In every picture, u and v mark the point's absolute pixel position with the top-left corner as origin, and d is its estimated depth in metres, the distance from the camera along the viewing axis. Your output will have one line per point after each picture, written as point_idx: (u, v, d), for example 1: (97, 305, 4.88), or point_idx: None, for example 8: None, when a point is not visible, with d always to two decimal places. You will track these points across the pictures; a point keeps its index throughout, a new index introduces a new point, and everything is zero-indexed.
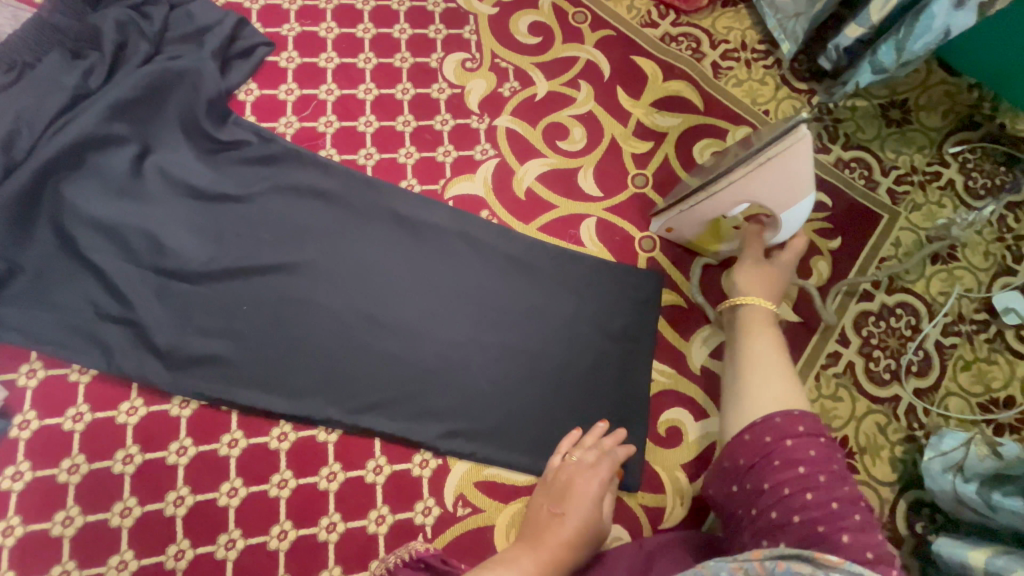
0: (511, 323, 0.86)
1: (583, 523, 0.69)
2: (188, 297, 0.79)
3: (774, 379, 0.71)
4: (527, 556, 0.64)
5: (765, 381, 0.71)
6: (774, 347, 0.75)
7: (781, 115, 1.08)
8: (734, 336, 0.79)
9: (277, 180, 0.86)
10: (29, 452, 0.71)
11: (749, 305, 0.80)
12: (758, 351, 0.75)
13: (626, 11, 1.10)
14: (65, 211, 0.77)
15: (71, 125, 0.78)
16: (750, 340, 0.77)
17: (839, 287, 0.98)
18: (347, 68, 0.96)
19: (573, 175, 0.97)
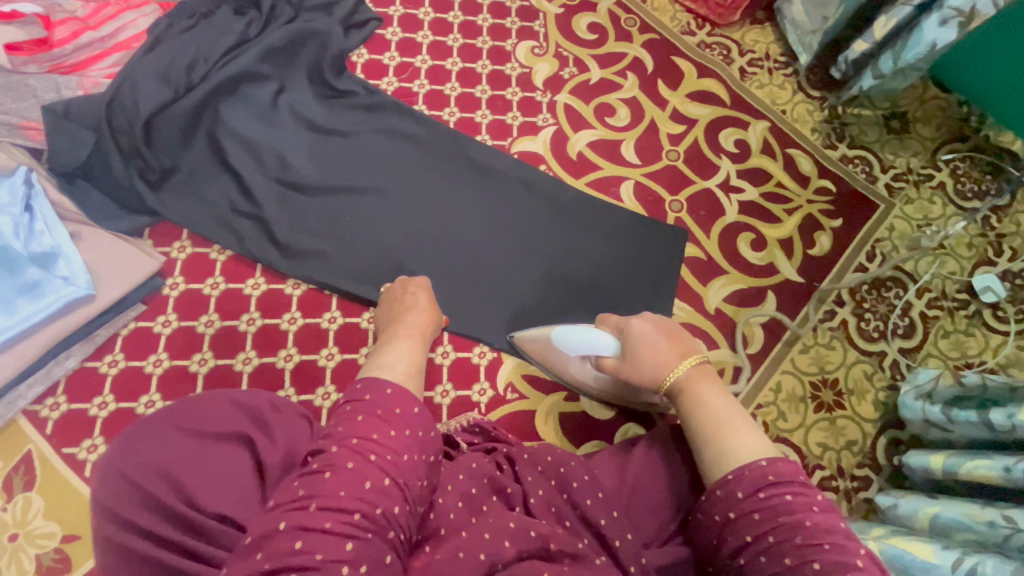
0: (559, 254, 1.04)
1: (422, 317, 0.82)
2: (303, 205, 0.98)
3: (722, 424, 0.70)
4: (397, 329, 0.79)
5: (716, 435, 0.69)
6: (718, 393, 0.74)
7: (796, 115, 1.27)
8: (684, 413, 0.75)
9: (378, 124, 1.06)
10: (176, 306, 0.89)
11: (674, 372, 0.77)
12: (702, 408, 0.73)
13: (669, 21, 1.31)
14: (218, 127, 0.97)
15: (232, 62, 0.98)
16: (695, 402, 0.74)
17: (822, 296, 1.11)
18: (438, 44, 1.18)
19: (617, 145, 1.16)
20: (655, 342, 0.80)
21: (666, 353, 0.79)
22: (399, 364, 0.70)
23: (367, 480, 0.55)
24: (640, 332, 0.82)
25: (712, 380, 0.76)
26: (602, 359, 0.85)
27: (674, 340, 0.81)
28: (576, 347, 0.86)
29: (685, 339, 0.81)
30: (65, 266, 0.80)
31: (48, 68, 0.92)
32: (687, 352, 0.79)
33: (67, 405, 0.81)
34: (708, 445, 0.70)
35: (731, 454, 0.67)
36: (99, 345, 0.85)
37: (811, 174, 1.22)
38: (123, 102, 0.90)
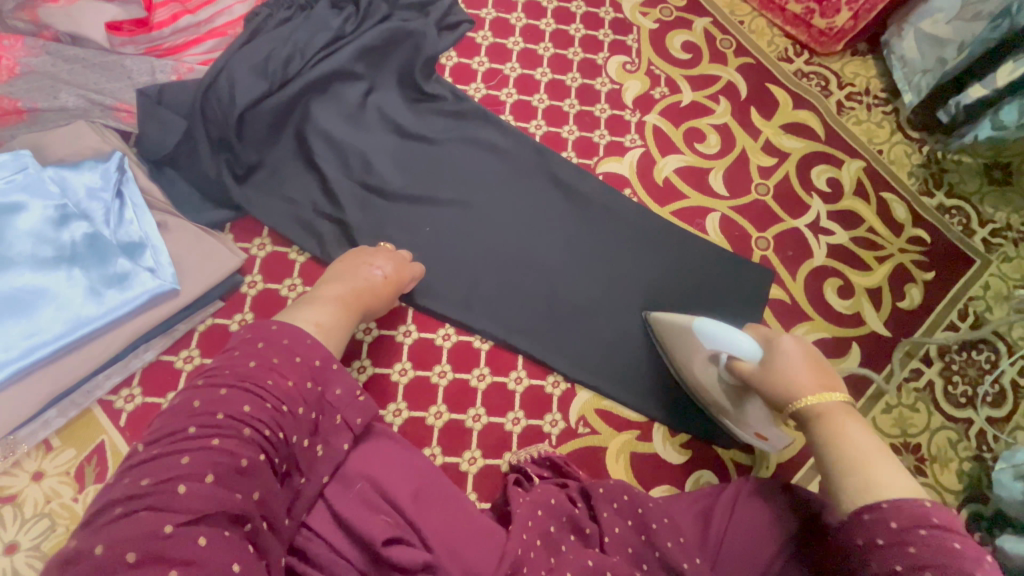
0: (639, 287, 0.99)
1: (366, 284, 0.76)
2: (385, 212, 0.95)
3: (869, 459, 0.60)
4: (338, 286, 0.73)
5: (857, 469, 0.59)
6: (861, 427, 0.63)
7: (894, 157, 1.20)
8: (816, 441, 0.65)
9: (464, 133, 1.02)
10: (254, 306, 0.88)
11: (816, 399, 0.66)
12: (840, 439, 0.62)
13: (766, 45, 1.25)
14: (307, 125, 0.95)
15: (327, 59, 0.96)
16: (829, 431, 0.63)
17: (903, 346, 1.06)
18: (529, 52, 1.14)
19: (705, 173, 1.11)
20: (799, 363, 0.69)
21: (807, 378, 0.67)
22: (326, 320, 0.66)
23: (246, 404, 0.50)
24: (790, 347, 0.70)
25: (856, 417, 0.65)
26: (734, 361, 0.76)
27: (819, 370, 0.69)
28: (711, 341, 0.77)
29: (834, 376, 0.69)
30: (151, 257, 0.78)
31: (144, 50, 0.90)
32: (831, 383, 0.67)
33: (141, 398, 0.80)
34: (845, 472, 0.60)
35: (872, 491, 0.57)
36: (177, 339, 0.84)
37: (906, 221, 1.15)
38: (219, 93, 0.88)
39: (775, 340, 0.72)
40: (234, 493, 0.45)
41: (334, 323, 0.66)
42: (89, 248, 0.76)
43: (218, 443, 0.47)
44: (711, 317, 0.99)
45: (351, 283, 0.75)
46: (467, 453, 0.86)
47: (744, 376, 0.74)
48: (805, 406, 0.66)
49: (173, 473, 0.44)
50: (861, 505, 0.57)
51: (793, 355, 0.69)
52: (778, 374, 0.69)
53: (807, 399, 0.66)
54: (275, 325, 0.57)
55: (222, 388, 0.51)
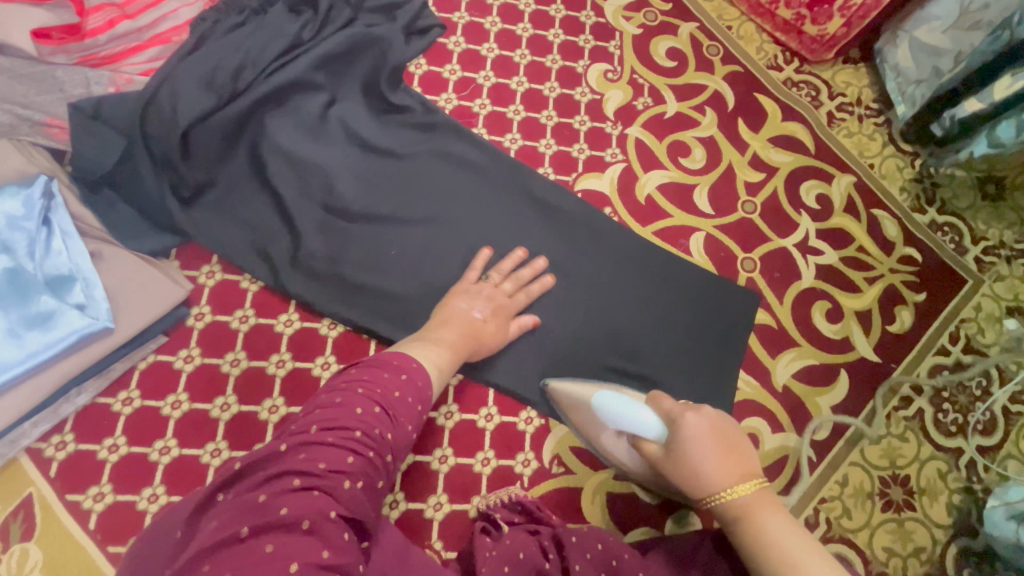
0: (618, 314, 0.93)
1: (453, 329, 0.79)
2: (347, 235, 0.88)
3: (799, 556, 0.60)
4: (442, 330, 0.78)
5: (789, 568, 0.60)
6: (785, 522, 0.64)
7: (885, 171, 1.15)
8: (743, 541, 0.64)
9: (435, 147, 0.95)
10: (201, 340, 0.81)
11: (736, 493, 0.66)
12: (771, 538, 0.62)
13: (755, 52, 1.19)
14: (261, 140, 0.87)
15: (283, 69, 0.88)
16: (759, 533, 0.63)
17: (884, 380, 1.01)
18: (504, 59, 1.07)
19: (689, 190, 1.06)
20: (710, 448, 0.68)
21: (722, 465, 0.68)
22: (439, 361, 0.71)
23: (348, 456, 0.51)
24: (693, 432, 0.69)
25: (776, 506, 0.66)
26: (641, 442, 0.74)
27: (731, 451, 0.69)
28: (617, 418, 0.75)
29: (744, 451, 0.69)
30: (81, 292, 0.72)
31: (78, 59, 0.80)
32: (747, 466, 0.68)
33: (74, 445, 0.74)
34: (775, 571, 0.61)
35: None
36: (114, 379, 0.77)
37: (897, 240, 1.11)
38: (161, 109, 0.80)
39: (677, 422, 0.71)
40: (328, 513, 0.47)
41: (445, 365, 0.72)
42: (10, 284, 0.69)
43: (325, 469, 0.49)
44: (695, 346, 0.94)
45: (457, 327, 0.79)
46: (433, 498, 0.81)
47: (653, 458, 0.73)
48: (726, 501, 0.66)
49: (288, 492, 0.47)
50: None
51: (699, 440, 0.69)
52: (693, 466, 0.68)
53: (730, 492, 0.66)
54: (404, 374, 0.61)
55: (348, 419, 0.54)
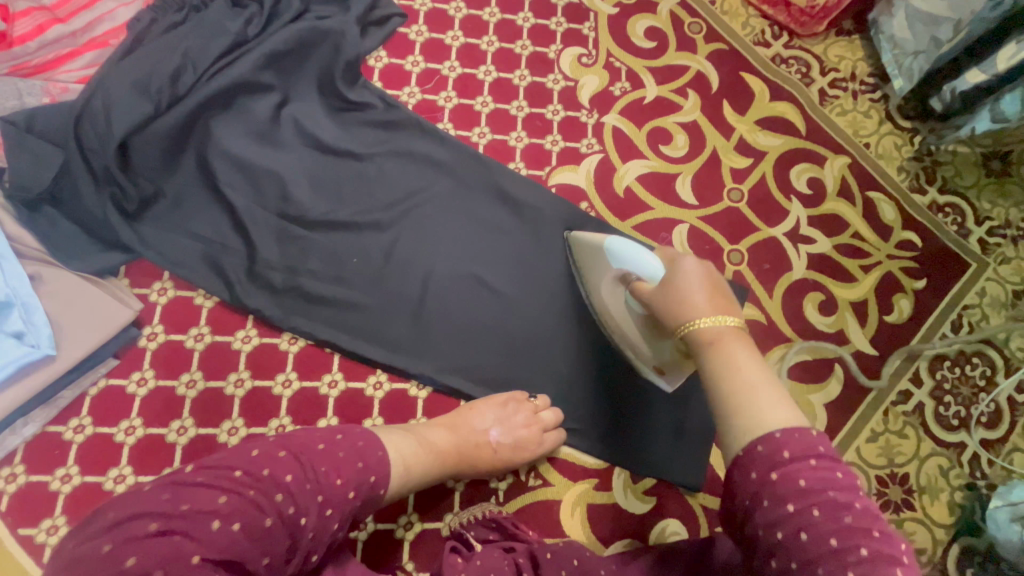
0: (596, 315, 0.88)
1: (449, 433, 0.74)
2: (304, 244, 0.83)
3: (755, 387, 0.55)
4: (442, 426, 0.75)
5: (743, 391, 0.55)
6: (750, 355, 0.58)
7: (881, 150, 1.08)
8: (704, 366, 0.59)
9: (396, 145, 0.90)
10: (154, 362, 0.78)
11: (709, 323, 0.60)
12: (730, 365, 0.57)
13: (740, 27, 1.12)
14: (208, 147, 0.83)
15: (228, 69, 0.83)
16: (720, 358, 0.58)
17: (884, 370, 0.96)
18: (470, 48, 1.00)
19: (671, 180, 1.00)
20: (684, 291, 0.63)
21: (700, 304, 0.62)
22: (411, 456, 0.68)
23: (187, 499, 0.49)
24: (678, 274, 0.65)
25: (747, 341, 0.59)
26: (636, 283, 0.71)
27: (713, 292, 0.63)
28: (619, 254, 0.73)
29: (726, 294, 0.63)
30: (18, 318, 0.68)
31: (8, 69, 0.77)
32: (727, 307, 0.62)
33: (25, 477, 0.71)
34: (725, 396, 0.56)
35: (760, 413, 0.53)
36: (64, 407, 0.74)
37: (895, 224, 1.04)
38: (96, 120, 0.76)
39: (670, 262, 0.67)
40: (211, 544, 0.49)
41: (419, 462, 0.69)
42: None
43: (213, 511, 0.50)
44: None
45: (455, 432, 0.75)
46: (403, 518, 0.78)
47: (642, 298, 0.70)
48: (692, 330, 0.61)
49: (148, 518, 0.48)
50: (749, 434, 0.52)
51: (688, 275, 0.64)
52: (678, 291, 0.64)
53: (694, 324, 0.61)
54: (340, 434, 0.61)
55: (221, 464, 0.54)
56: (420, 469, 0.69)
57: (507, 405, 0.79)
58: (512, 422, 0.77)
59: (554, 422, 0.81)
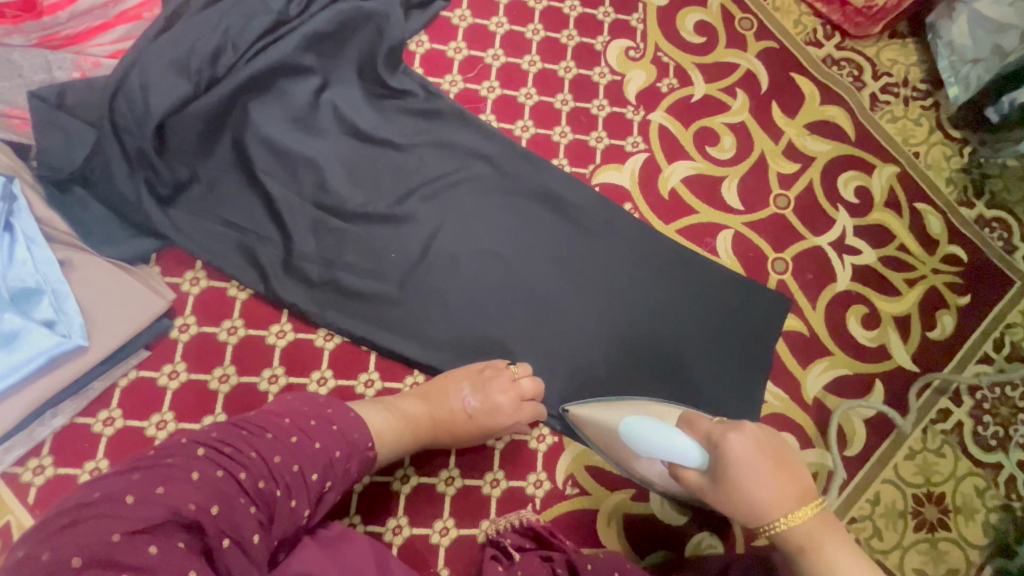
0: (642, 323, 0.86)
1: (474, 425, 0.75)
2: (341, 236, 0.80)
3: None
4: (421, 401, 0.73)
5: None
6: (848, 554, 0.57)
7: (931, 160, 1.05)
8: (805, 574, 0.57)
9: (437, 137, 0.86)
10: (186, 354, 0.76)
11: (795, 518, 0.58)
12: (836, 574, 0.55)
13: (792, 26, 1.08)
14: (245, 132, 0.79)
15: (269, 49, 0.79)
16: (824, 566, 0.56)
17: (928, 382, 0.94)
18: (515, 36, 0.96)
19: (717, 183, 0.97)
20: (763, 476, 0.59)
21: (775, 489, 0.59)
22: (383, 426, 0.65)
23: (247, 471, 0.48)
24: (744, 458, 0.60)
25: (833, 525, 0.59)
26: (679, 471, 0.64)
27: (785, 470, 0.61)
28: (648, 445, 0.64)
29: (798, 470, 0.61)
30: (49, 306, 0.65)
31: (37, 40, 0.71)
32: (796, 485, 0.60)
33: (53, 469, 0.69)
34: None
35: None
36: (94, 398, 0.72)
37: (941, 237, 1.01)
38: (131, 98, 0.72)
39: (721, 444, 0.61)
40: (292, 499, 0.51)
41: (392, 433, 0.66)
42: None
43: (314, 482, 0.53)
44: (720, 357, 0.87)
45: (429, 401, 0.73)
46: (438, 523, 0.76)
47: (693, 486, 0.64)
48: (784, 529, 0.59)
49: (198, 460, 0.47)
50: None
51: (750, 458, 0.60)
52: (747, 481, 0.59)
53: (786, 519, 0.59)
54: (331, 407, 0.59)
55: (298, 406, 0.57)
56: (394, 443, 0.67)
57: (484, 372, 0.76)
58: (489, 388, 0.74)
59: (533, 392, 0.76)
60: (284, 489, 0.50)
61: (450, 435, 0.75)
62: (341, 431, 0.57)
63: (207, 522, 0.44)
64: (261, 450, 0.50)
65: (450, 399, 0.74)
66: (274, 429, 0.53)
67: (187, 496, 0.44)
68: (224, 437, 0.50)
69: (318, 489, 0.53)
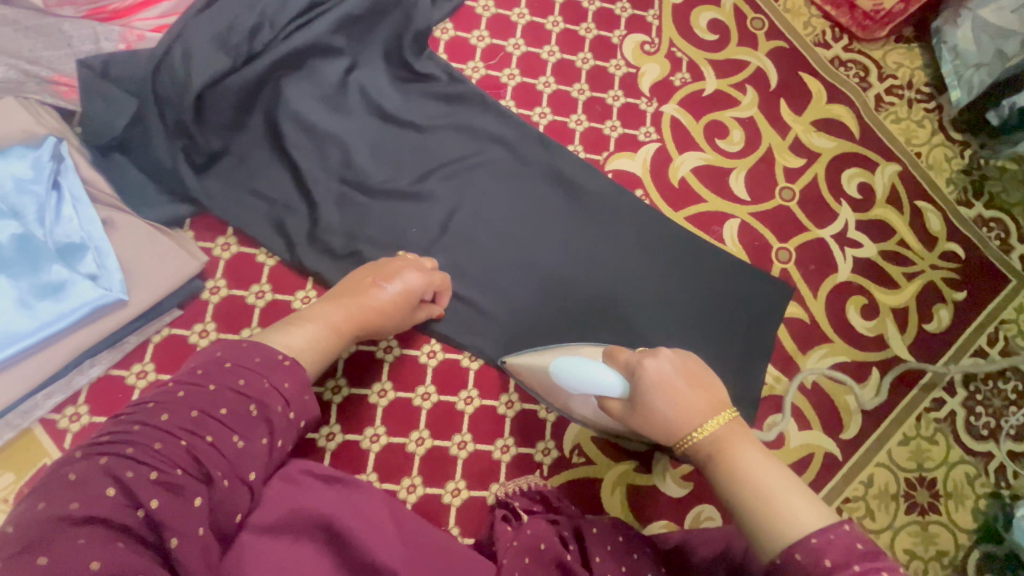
0: (641, 289, 0.90)
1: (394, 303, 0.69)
2: (365, 210, 0.84)
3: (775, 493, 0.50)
4: (337, 306, 0.64)
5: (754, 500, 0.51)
6: (754, 451, 0.54)
7: (932, 160, 1.08)
8: (715, 479, 0.55)
9: (458, 120, 0.90)
10: (216, 315, 0.79)
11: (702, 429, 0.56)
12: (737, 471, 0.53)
13: (802, 27, 1.12)
14: (278, 107, 0.83)
15: (304, 30, 0.83)
16: (724, 465, 0.54)
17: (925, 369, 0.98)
18: (535, 27, 1.00)
19: (725, 174, 1.00)
20: (675, 390, 0.58)
21: (686, 402, 0.57)
22: (308, 341, 0.58)
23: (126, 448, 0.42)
24: (653, 373, 0.59)
25: (748, 432, 0.56)
26: (607, 403, 0.65)
27: (697, 384, 0.59)
28: (575, 379, 0.66)
29: (712, 382, 0.59)
30: (93, 262, 0.68)
31: (85, 13, 0.76)
32: (708, 395, 0.58)
33: (88, 417, 0.72)
34: (752, 509, 0.50)
35: (784, 518, 0.48)
36: (128, 352, 0.75)
37: (939, 234, 1.05)
38: (173, 68, 0.76)
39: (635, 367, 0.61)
40: (204, 437, 0.44)
41: (313, 349, 0.58)
42: (20, 252, 0.66)
43: (226, 415, 0.46)
44: (724, 338, 0.91)
45: (347, 303, 0.65)
46: (451, 484, 0.79)
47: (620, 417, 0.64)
48: (697, 442, 0.56)
49: (77, 462, 0.41)
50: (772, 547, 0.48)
51: (659, 374, 0.59)
52: (658, 394, 0.58)
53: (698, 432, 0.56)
54: (219, 351, 0.51)
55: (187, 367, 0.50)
56: (322, 357, 0.60)
57: (388, 266, 0.72)
58: (404, 277, 0.71)
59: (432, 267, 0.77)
60: (191, 436, 0.44)
61: (381, 328, 0.70)
62: (235, 365, 0.49)
63: (102, 509, 0.38)
64: (140, 419, 0.44)
65: (375, 299, 0.67)
66: (157, 399, 0.46)
67: (70, 496, 0.38)
68: (101, 433, 0.44)
69: (246, 414, 0.47)
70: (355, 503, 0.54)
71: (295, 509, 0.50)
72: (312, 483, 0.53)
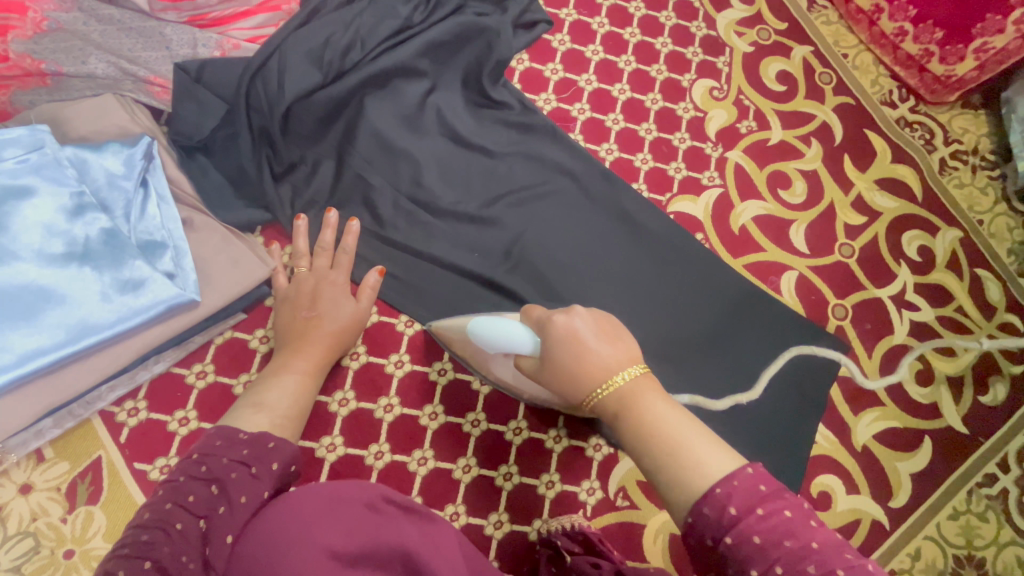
0: (690, 327, 0.89)
1: (341, 320, 0.75)
2: (430, 230, 0.85)
3: (680, 442, 0.48)
4: (296, 356, 0.70)
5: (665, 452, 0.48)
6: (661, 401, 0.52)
7: (995, 229, 1.07)
8: (625, 434, 0.52)
9: (528, 149, 0.91)
10: None
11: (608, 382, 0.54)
12: (644, 425, 0.50)
13: (870, 85, 1.12)
14: (358, 123, 0.85)
15: (392, 52, 0.86)
16: (632, 420, 0.51)
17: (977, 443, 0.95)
18: (608, 64, 1.02)
19: (785, 225, 1.00)
20: (585, 345, 0.57)
21: (593, 356, 0.56)
22: (295, 397, 0.65)
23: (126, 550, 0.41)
24: (563, 329, 0.59)
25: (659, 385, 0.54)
26: (519, 360, 0.65)
27: (609, 337, 0.57)
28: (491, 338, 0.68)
29: (624, 336, 0.57)
30: (171, 260, 0.69)
31: (187, 18, 0.80)
32: (617, 347, 0.56)
33: (146, 413, 0.73)
34: (661, 464, 0.48)
35: (691, 467, 0.46)
36: (191, 351, 0.76)
37: (999, 304, 1.03)
38: (268, 80, 0.79)
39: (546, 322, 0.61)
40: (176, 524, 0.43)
41: (296, 402, 0.65)
42: (104, 246, 0.67)
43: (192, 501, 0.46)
44: (776, 392, 0.89)
45: (305, 348, 0.71)
46: (494, 515, 0.78)
47: (531, 374, 0.64)
48: (603, 398, 0.54)
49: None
50: (685, 498, 0.46)
51: (572, 331, 0.58)
52: (568, 350, 0.57)
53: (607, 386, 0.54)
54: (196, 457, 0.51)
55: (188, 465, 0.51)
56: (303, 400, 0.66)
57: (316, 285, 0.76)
58: (324, 297, 0.76)
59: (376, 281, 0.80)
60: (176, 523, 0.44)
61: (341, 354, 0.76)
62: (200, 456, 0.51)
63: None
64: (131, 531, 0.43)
65: (322, 332, 0.73)
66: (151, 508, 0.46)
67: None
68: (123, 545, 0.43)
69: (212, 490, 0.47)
70: (435, 542, 0.51)
71: (379, 541, 0.47)
72: (392, 514, 0.51)
